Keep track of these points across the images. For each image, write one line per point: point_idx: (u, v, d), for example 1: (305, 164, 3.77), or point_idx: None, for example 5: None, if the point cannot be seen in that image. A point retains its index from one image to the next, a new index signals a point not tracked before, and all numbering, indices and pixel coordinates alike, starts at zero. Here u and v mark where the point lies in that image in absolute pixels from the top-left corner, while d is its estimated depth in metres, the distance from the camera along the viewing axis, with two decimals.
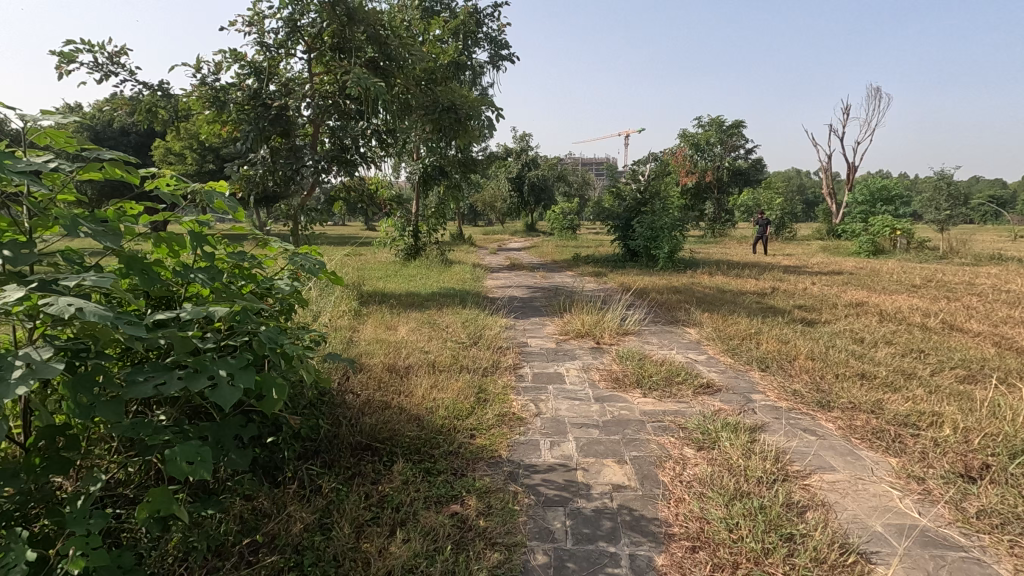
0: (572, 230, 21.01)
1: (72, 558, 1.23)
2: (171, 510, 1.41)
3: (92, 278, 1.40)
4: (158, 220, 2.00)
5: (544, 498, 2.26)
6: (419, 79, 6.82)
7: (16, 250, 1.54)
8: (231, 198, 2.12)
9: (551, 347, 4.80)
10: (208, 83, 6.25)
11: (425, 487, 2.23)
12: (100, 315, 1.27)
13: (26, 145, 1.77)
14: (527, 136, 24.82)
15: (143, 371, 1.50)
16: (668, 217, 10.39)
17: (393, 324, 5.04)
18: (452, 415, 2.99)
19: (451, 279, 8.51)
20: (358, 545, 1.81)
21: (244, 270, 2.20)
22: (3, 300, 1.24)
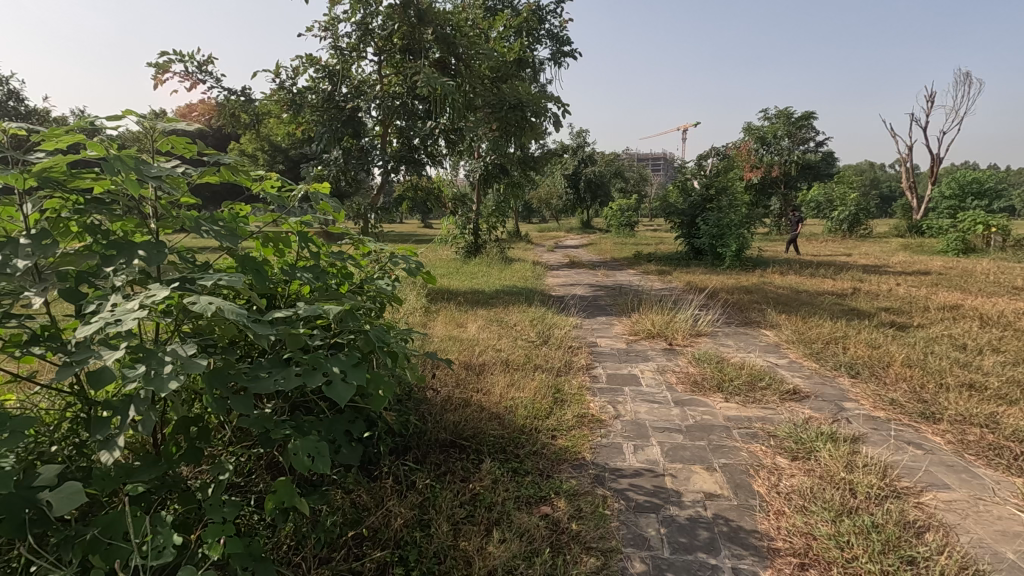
0: (630, 227, 20.63)
1: (212, 544, 1.30)
2: (293, 503, 1.48)
3: (224, 277, 1.47)
4: (265, 221, 2.08)
5: (634, 504, 2.21)
6: (485, 77, 6.83)
7: (151, 249, 1.65)
8: (335, 198, 2.20)
9: (622, 347, 4.71)
10: (286, 87, 6.51)
11: (514, 487, 2.24)
12: (236, 314, 1.34)
13: (153, 151, 1.88)
14: (584, 133, 24.54)
15: (264, 367, 1.55)
16: (736, 215, 10.00)
17: (462, 322, 5.09)
18: (532, 414, 2.98)
19: (513, 277, 8.53)
20: (456, 544, 1.83)
21: (343, 268, 2.27)
22: (152, 298, 1.32)
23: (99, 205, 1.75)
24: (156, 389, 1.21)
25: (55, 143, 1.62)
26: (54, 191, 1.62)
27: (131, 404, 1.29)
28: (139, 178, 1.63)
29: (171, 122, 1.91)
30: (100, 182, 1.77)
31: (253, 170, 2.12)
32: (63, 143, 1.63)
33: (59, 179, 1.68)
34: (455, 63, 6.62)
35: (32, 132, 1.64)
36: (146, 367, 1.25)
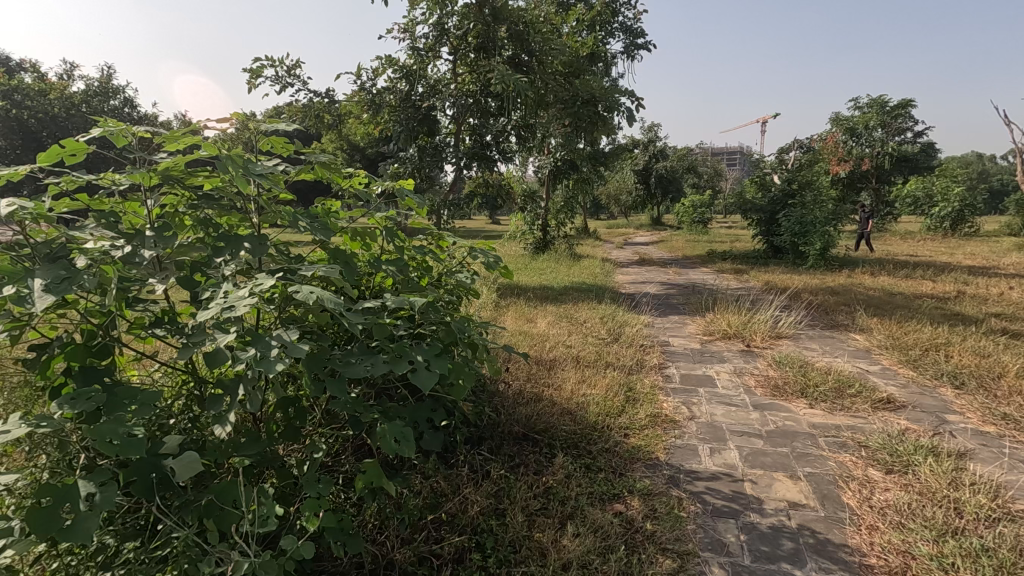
0: (703, 223, 19.91)
1: (310, 517, 1.39)
2: (381, 484, 1.56)
3: (322, 269, 1.57)
4: (354, 215, 2.19)
5: (712, 507, 2.14)
6: (558, 72, 6.81)
7: (255, 243, 1.78)
8: (419, 195, 2.28)
9: (696, 348, 4.57)
10: (366, 88, 6.79)
11: (587, 483, 2.23)
12: (334, 303, 1.43)
13: (257, 151, 2.03)
14: (656, 127, 23.90)
15: (355, 354, 1.64)
16: (821, 211, 9.40)
17: (532, 317, 5.12)
18: (604, 412, 2.96)
19: (582, 273, 8.47)
20: (531, 534, 1.85)
21: (424, 262, 2.35)
22: (260, 286, 1.43)
23: (210, 201, 1.91)
24: (265, 369, 1.32)
25: (176, 145, 1.79)
26: (174, 189, 1.79)
27: (241, 384, 1.41)
28: (246, 175, 1.77)
29: (273, 123, 2.04)
30: (212, 179, 1.93)
31: (344, 167, 2.23)
32: (183, 144, 1.80)
33: (179, 176, 1.85)
34: (528, 59, 6.64)
35: (156, 134, 1.81)
36: (256, 350, 1.37)
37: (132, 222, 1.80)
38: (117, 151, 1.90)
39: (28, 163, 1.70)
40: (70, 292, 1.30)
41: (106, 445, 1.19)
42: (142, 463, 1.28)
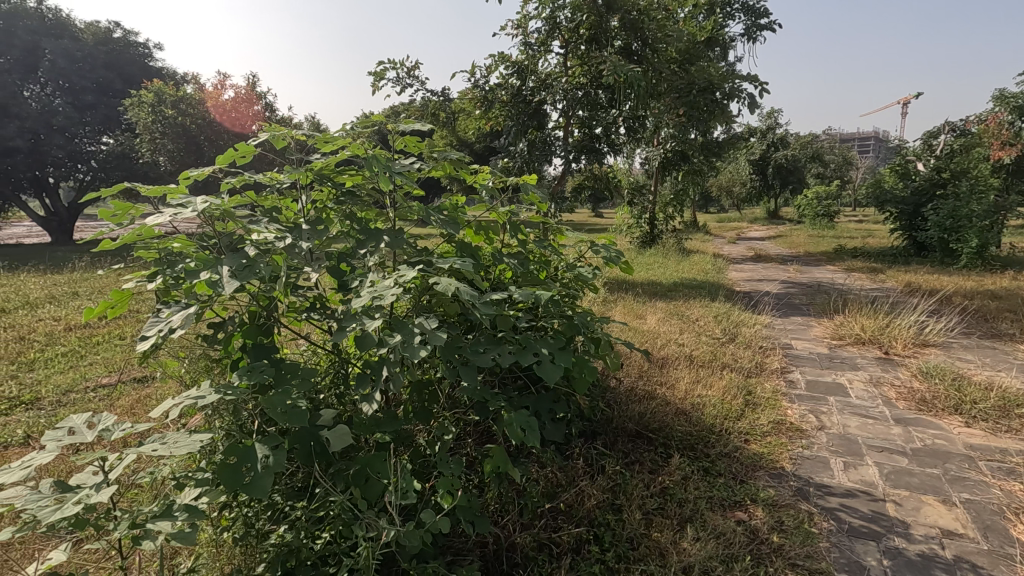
0: (828, 217, 18.21)
1: (444, 495, 1.48)
2: (507, 470, 1.62)
3: (458, 261, 1.65)
4: (478, 210, 2.29)
5: (848, 526, 1.98)
6: (673, 61, 6.54)
7: (393, 236, 1.93)
8: (541, 190, 2.33)
9: (823, 352, 4.21)
10: (479, 85, 6.93)
11: (706, 486, 2.16)
12: (470, 296, 1.51)
13: (394, 150, 2.17)
14: (777, 113, 22.17)
15: (483, 343, 1.72)
16: (980, 203, 8.20)
17: (641, 313, 5.01)
18: (722, 414, 2.83)
19: (692, 269, 8.11)
20: (648, 533, 1.83)
21: (543, 256, 2.39)
22: (404, 277, 1.54)
23: (354, 198, 2.09)
24: (409, 355, 1.43)
25: (330, 147, 1.98)
26: (325, 186, 1.98)
27: (384, 366, 1.53)
28: (388, 174, 1.92)
29: (409, 122, 2.17)
30: (356, 176, 2.11)
31: (472, 163, 2.34)
32: (335, 146, 1.98)
33: (329, 175, 2.04)
34: (641, 47, 6.42)
35: (311, 136, 2.02)
36: (401, 337, 1.48)
37: (290, 215, 2.02)
38: (278, 151, 2.13)
39: (211, 165, 1.97)
40: (251, 278, 1.51)
41: (277, 413, 1.34)
42: (303, 432, 1.43)
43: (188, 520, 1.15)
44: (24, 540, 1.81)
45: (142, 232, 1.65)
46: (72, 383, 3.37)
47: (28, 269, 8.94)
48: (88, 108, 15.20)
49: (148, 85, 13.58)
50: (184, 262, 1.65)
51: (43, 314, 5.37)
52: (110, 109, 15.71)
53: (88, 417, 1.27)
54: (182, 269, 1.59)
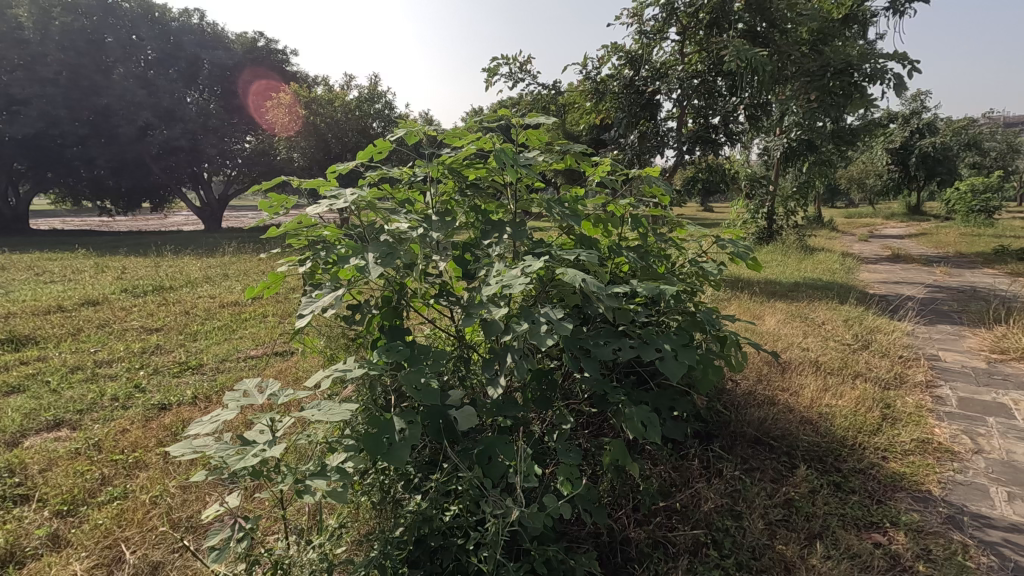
0: (985, 213, 15.90)
1: (563, 482, 1.51)
2: (625, 464, 1.62)
3: (584, 253, 1.66)
4: (598, 202, 2.28)
5: (1014, 565, 1.73)
6: (804, 42, 6.03)
7: (516, 228, 1.99)
8: (665, 182, 2.27)
9: (979, 367, 3.71)
10: (590, 77, 6.80)
11: (837, 503, 2.00)
12: (596, 287, 1.51)
13: (518, 143, 2.23)
14: (923, 94, 19.67)
15: (604, 336, 1.71)
16: None
17: (759, 313, 4.71)
18: (855, 427, 2.59)
19: (817, 269, 7.47)
20: (772, 544, 1.74)
21: (663, 250, 2.34)
22: (532, 266, 1.57)
23: (478, 190, 2.17)
24: (536, 343, 1.47)
25: (461, 142, 2.08)
26: (454, 178, 2.08)
27: (509, 353, 1.59)
28: (515, 167, 1.97)
29: (533, 115, 2.22)
30: (481, 169, 2.19)
31: (593, 155, 2.34)
32: (464, 140, 2.07)
33: (458, 168, 2.14)
34: (768, 29, 6.00)
35: (441, 132, 2.13)
36: (528, 325, 1.53)
37: (420, 207, 2.15)
38: (410, 147, 2.27)
39: (354, 160, 2.16)
40: (393, 264, 1.64)
41: (414, 390, 1.44)
42: (434, 410, 1.52)
43: (339, 481, 1.28)
44: (198, 486, 2.12)
45: (301, 219, 1.84)
46: (228, 352, 3.86)
47: (192, 252, 10.34)
48: (235, 110, 17.05)
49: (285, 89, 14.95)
50: (333, 248, 1.83)
51: (202, 292, 6.17)
52: (253, 110, 17.48)
53: (258, 381, 1.45)
54: (333, 254, 1.76)
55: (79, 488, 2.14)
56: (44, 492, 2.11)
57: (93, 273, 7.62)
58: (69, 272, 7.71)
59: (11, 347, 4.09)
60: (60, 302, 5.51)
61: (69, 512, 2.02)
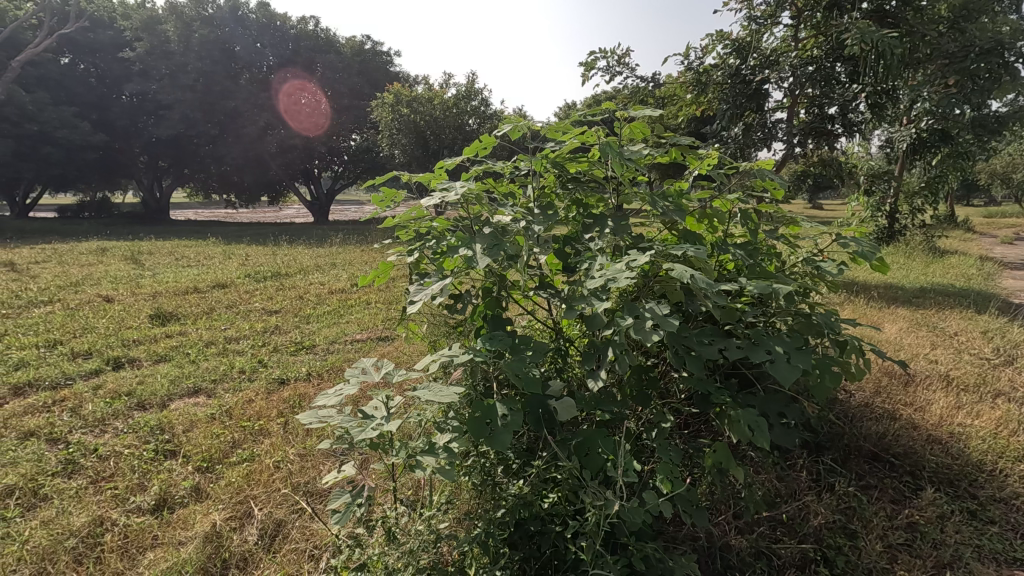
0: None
1: (662, 480, 1.49)
2: (729, 468, 1.56)
3: (692, 248, 1.61)
4: (704, 196, 2.20)
5: None
6: (943, 20, 5.38)
7: (619, 221, 1.96)
8: (781, 176, 2.14)
9: None
10: (692, 67, 6.42)
11: (972, 532, 1.80)
12: (706, 284, 1.47)
13: (623, 135, 2.18)
14: None
15: (709, 335, 1.65)
16: None
17: (877, 320, 4.31)
18: (995, 451, 2.31)
19: (947, 273, 6.70)
20: (891, 569, 1.61)
21: (775, 248, 2.21)
22: (637, 261, 1.55)
23: (579, 183, 2.16)
24: (641, 339, 1.45)
25: (566, 135, 2.06)
26: (557, 172, 2.08)
27: (610, 347, 1.58)
28: (621, 160, 1.94)
29: (639, 108, 2.16)
30: (584, 163, 2.17)
31: (699, 148, 2.25)
32: (568, 133, 2.06)
33: (561, 162, 2.13)
34: (899, 7, 5.42)
35: (544, 126, 2.14)
36: (632, 320, 1.51)
37: (522, 199, 2.18)
38: (513, 141, 2.29)
39: (460, 155, 2.24)
40: (499, 256, 1.69)
41: (517, 378, 1.48)
42: (535, 399, 1.55)
43: (446, 460, 1.35)
44: (314, 455, 2.31)
45: (414, 211, 1.94)
46: (336, 335, 4.16)
47: (303, 242, 11.19)
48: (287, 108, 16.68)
49: (387, 89, 15.68)
50: (442, 239, 1.92)
51: (312, 279, 6.66)
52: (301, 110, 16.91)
53: (374, 361, 1.56)
54: (442, 245, 1.84)
55: (215, 448, 2.41)
56: (188, 449, 2.40)
57: (221, 259, 8.47)
58: (202, 258, 8.64)
59: (159, 322, 4.67)
60: (196, 284, 6.18)
61: (208, 468, 2.29)
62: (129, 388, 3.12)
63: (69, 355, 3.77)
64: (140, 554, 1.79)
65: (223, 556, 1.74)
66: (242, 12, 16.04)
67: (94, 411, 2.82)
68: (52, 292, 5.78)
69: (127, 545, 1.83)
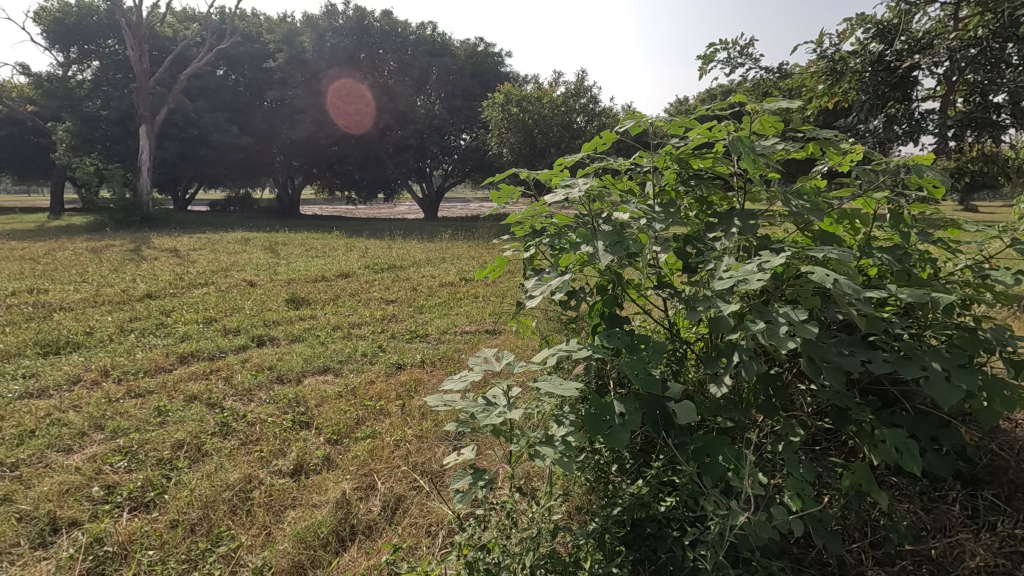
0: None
1: (791, 496, 1.40)
2: (871, 491, 1.43)
3: (835, 251, 1.48)
4: (845, 195, 2.00)
5: None
6: None
7: (747, 221, 1.85)
8: (944, 173, 1.88)
9: None
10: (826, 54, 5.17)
11: None
12: (852, 289, 1.35)
13: (754, 131, 2.04)
14: None
15: (849, 345, 1.52)
16: None
17: None
18: None
19: None
20: None
21: (930, 252, 1.96)
22: (772, 262, 1.46)
23: (703, 180, 2.06)
24: (774, 344, 1.37)
25: (692, 131, 1.97)
26: (679, 170, 2.00)
27: (736, 351, 1.51)
28: (754, 156, 1.82)
29: (774, 100, 2.00)
30: (709, 159, 2.06)
31: (841, 142, 2.04)
32: (697, 128, 1.96)
33: (686, 158, 2.04)
34: None
35: (669, 120, 2.05)
36: (765, 325, 1.43)
37: (641, 197, 2.13)
38: (634, 136, 2.23)
39: (580, 152, 2.24)
40: (621, 254, 1.68)
41: (636, 376, 1.46)
42: (654, 400, 1.52)
43: (565, 452, 1.38)
44: (430, 438, 2.44)
45: (536, 208, 1.98)
46: (447, 327, 4.34)
47: (416, 236, 11.83)
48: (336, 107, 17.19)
49: (497, 89, 15.98)
50: (562, 236, 1.94)
51: (425, 272, 7.00)
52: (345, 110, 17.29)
53: (496, 351, 1.61)
54: (563, 242, 1.86)
55: (343, 423, 2.63)
56: (321, 422, 2.65)
57: (344, 251, 9.18)
58: (327, 249, 9.41)
59: (293, 306, 5.17)
60: (323, 273, 6.75)
61: (337, 440, 2.50)
62: (270, 363, 3.50)
63: (222, 331, 4.29)
64: (282, 512, 2.01)
65: (352, 522, 1.90)
66: (368, 21, 17.19)
67: (243, 381, 3.19)
68: (208, 276, 6.60)
69: (272, 502, 2.05)
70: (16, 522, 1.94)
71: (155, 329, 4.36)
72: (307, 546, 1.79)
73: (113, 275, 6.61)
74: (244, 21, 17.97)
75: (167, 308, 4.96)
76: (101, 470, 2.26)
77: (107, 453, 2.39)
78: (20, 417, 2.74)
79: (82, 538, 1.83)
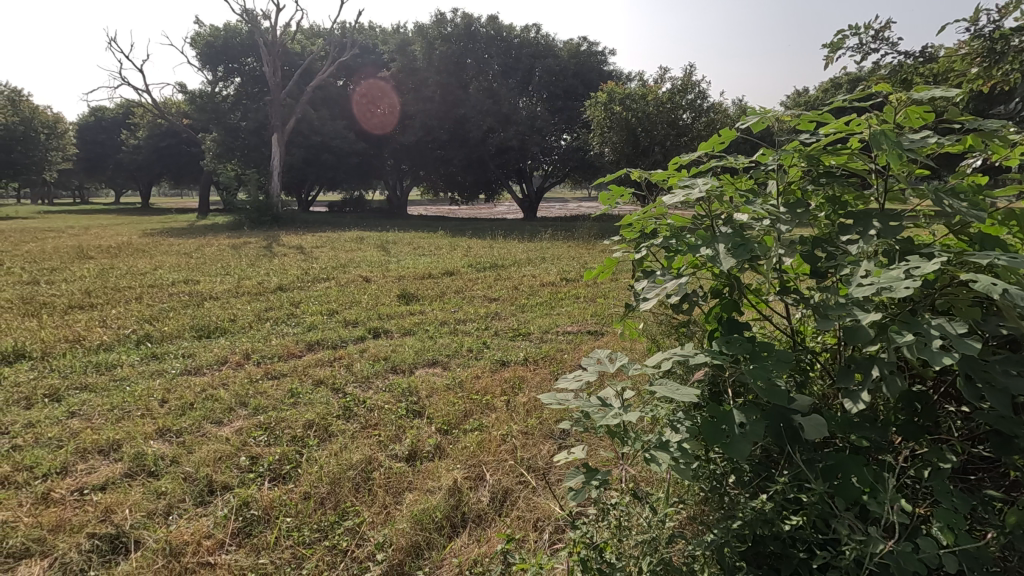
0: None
1: (941, 527, 1.26)
2: None
3: (1005, 256, 1.30)
4: (1011, 193, 1.75)
5: None
6: None
7: (886, 222, 1.68)
8: None
9: None
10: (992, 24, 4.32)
11: None
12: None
13: (897, 122, 1.84)
14: None
15: (1017, 363, 1.33)
16: None
17: None
18: None
19: None
20: None
21: None
22: (922, 269, 1.31)
23: (833, 177, 1.90)
24: (926, 360, 1.24)
25: (824, 125, 1.81)
26: (806, 168, 1.86)
27: (877, 365, 1.38)
28: (899, 151, 1.64)
29: (928, 87, 1.78)
30: (842, 156, 1.89)
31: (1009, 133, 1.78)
32: (830, 122, 1.80)
33: (815, 155, 1.89)
34: None
35: (797, 113, 1.91)
36: (914, 338, 1.29)
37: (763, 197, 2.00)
38: (756, 132, 2.10)
39: (697, 151, 2.16)
40: (744, 256, 1.60)
41: (759, 384, 1.38)
42: (779, 411, 1.43)
43: (682, 459, 1.34)
44: (535, 434, 2.49)
45: (652, 208, 1.94)
46: (549, 326, 4.38)
47: (517, 236, 12.05)
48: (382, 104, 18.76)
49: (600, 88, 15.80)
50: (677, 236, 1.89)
51: (527, 272, 7.11)
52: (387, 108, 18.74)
53: (609, 352, 1.60)
54: (678, 243, 1.81)
55: (453, 415, 2.75)
56: (432, 412, 2.79)
57: (449, 250, 9.56)
58: (434, 248, 9.87)
59: (404, 301, 5.48)
60: (431, 271, 7.09)
61: (447, 431, 2.63)
62: (385, 354, 3.74)
63: (343, 322, 4.65)
64: (400, 494, 2.14)
65: (463, 510, 1.99)
66: (474, 27, 17.69)
67: (362, 369, 3.45)
68: (330, 272, 7.18)
69: (390, 484, 2.20)
70: (183, 481, 2.25)
71: (286, 319, 4.82)
72: (423, 527, 1.90)
73: (250, 270, 7.40)
74: (362, 35, 19.27)
75: (295, 300, 5.46)
76: (247, 442, 2.56)
77: (250, 428, 2.69)
78: (182, 391, 3.17)
79: (234, 501, 2.08)
